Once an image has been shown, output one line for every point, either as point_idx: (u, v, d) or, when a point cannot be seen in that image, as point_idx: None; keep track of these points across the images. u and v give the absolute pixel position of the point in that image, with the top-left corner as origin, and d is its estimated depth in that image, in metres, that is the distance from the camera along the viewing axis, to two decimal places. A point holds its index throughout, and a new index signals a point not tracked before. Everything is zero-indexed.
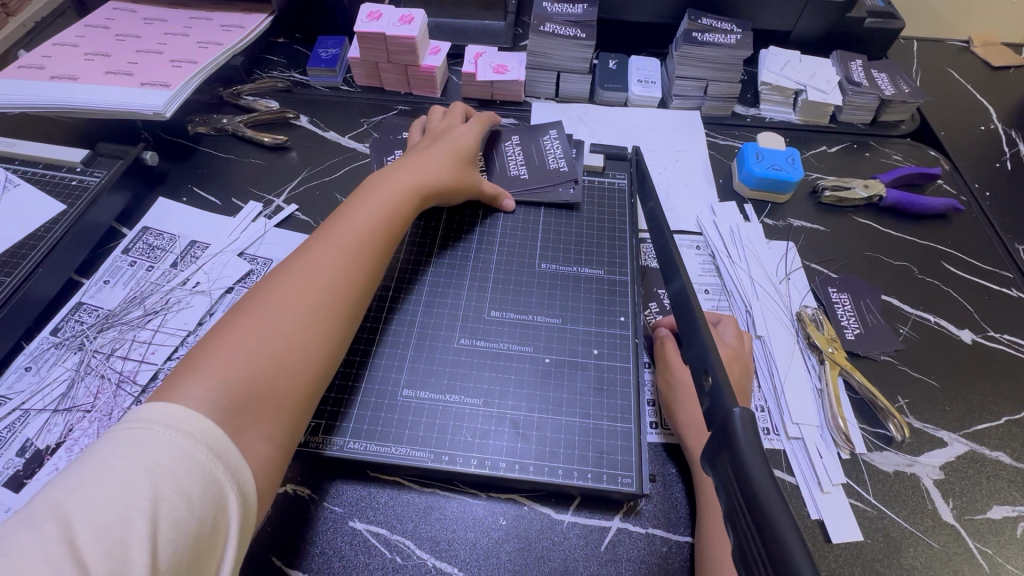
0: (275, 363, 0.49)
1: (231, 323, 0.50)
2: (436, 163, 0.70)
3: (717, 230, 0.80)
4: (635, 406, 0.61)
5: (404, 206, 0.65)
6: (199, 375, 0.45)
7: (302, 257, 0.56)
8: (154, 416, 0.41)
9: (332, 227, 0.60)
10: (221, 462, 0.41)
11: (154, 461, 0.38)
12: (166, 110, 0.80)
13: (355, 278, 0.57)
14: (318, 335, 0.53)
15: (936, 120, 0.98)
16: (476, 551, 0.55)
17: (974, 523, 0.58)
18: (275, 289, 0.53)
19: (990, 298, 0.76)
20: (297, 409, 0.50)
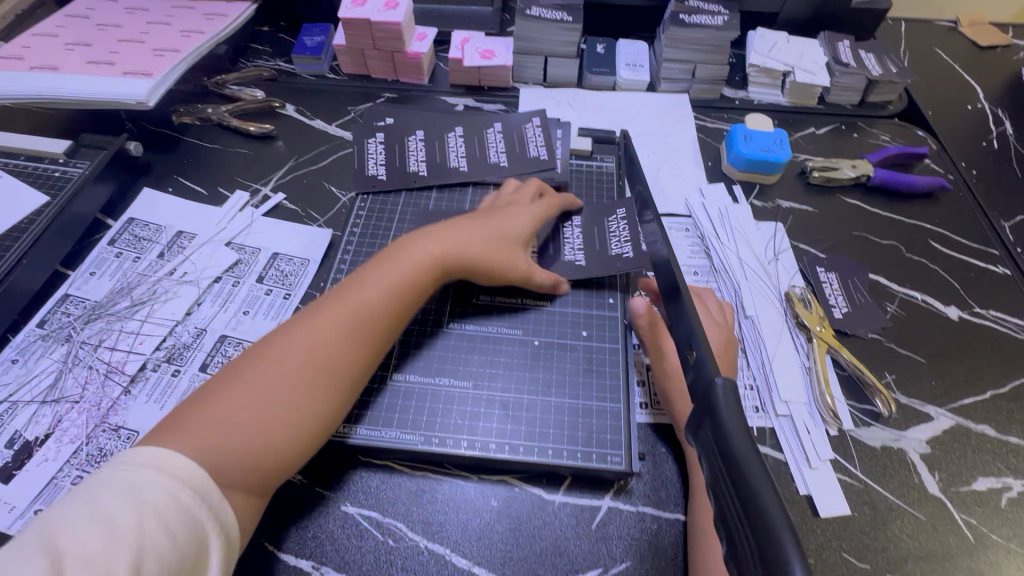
0: (257, 443, 0.47)
1: (225, 385, 0.49)
2: (477, 238, 0.63)
3: (706, 212, 0.80)
4: (624, 386, 0.62)
5: (424, 282, 0.59)
6: (185, 434, 0.45)
7: (313, 331, 0.53)
8: (143, 458, 0.42)
9: (351, 297, 0.56)
10: (206, 505, 0.43)
11: (142, 502, 0.40)
12: (150, 99, 0.79)
13: (355, 357, 0.53)
14: (306, 414, 0.50)
15: (924, 99, 0.98)
16: (468, 532, 0.56)
17: (960, 494, 0.59)
18: (273, 354, 0.51)
19: (976, 275, 0.76)
20: (275, 480, 0.49)
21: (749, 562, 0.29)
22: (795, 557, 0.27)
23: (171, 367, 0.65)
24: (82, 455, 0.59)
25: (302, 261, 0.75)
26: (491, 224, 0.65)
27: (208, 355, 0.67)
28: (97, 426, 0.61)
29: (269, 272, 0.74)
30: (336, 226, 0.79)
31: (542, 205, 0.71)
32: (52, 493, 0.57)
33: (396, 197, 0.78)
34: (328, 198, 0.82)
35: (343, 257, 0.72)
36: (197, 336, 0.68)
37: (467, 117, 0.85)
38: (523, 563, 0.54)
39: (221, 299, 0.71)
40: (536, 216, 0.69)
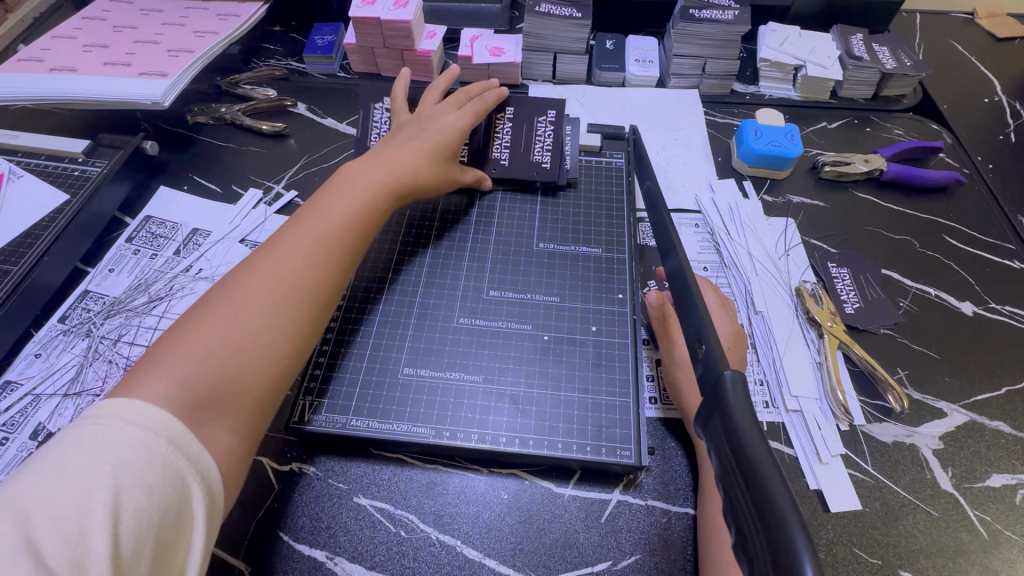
0: (230, 367, 0.48)
1: (187, 323, 0.50)
2: (412, 162, 0.68)
3: (715, 208, 0.80)
4: (633, 380, 0.62)
5: (371, 206, 0.64)
6: (157, 371, 0.46)
7: (264, 260, 0.56)
8: (107, 413, 0.41)
9: (297, 225, 0.59)
10: (185, 455, 0.42)
11: (114, 457, 0.39)
12: (165, 99, 0.81)
13: (316, 277, 0.57)
14: (273, 331, 0.52)
15: (938, 93, 0.97)
16: (479, 524, 0.56)
17: (974, 491, 0.58)
18: (231, 291, 0.53)
19: (992, 271, 0.75)
20: (257, 404, 0.50)
21: (759, 553, 0.29)
22: (804, 551, 0.27)
23: None
24: None
25: None
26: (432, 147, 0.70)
27: None
28: None
29: None
30: None
31: (479, 101, 0.76)
32: None
33: None
34: None
35: None
36: None
37: None
38: (533, 554, 0.55)
39: None
40: (465, 126, 0.73)
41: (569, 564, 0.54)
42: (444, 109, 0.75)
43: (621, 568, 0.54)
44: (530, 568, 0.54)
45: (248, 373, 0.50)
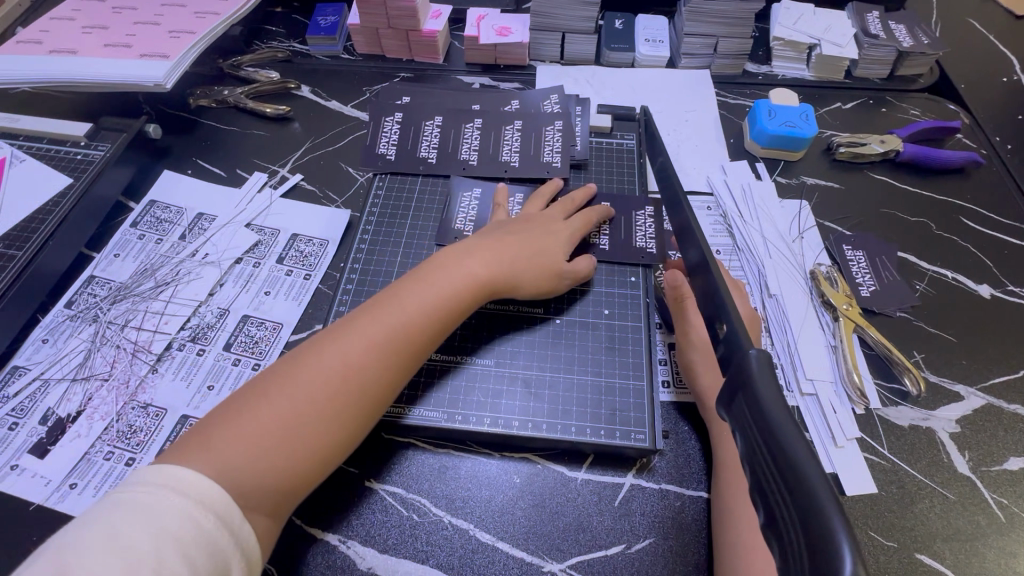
0: (270, 455, 0.47)
1: (245, 403, 0.49)
2: (514, 270, 0.62)
3: (728, 190, 0.79)
4: (646, 364, 0.61)
5: (453, 313, 0.58)
6: (206, 454, 0.45)
7: (332, 344, 0.53)
8: (159, 478, 0.42)
9: (377, 310, 0.55)
10: (228, 531, 0.43)
11: (160, 528, 0.40)
12: (167, 81, 0.80)
13: (375, 370, 0.52)
14: (321, 429, 0.49)
15: (955, 72, 0.95)
16: (492, 508, 0.56)
17: (991, 474, 0.58)
18: (294, 362, 0.52)
19: (1010, 253, 0.74)
20: (291, 495, 0.48)
21: (792, 535, 0.28)
22: (841, 535, 0.26)
23: (196, 347, 0.66)
24: (113, 432, 0.60)
25: (322, 242, 0.75)
26: (537, 245, 0.64)
27: (231, 335, 0.67)
28: (126, 404, 0.62)
29: (289, 253, 0.74)
30: (354, 206, 0.79)
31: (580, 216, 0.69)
32: (85, 469, 0.58)
33: (414, 178, 0.77)
34: (346, 178, 0.82)
35: (361, 239, 0.72)
36: (220, 316, 0.69)
37: (484, 95, 0.83)
38: (546, 538, 0.54)
39: (243, 280, 0.72)
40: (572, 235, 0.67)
41: (583, 548, 0.54)
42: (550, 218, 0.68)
43: (634, 552, 0.53)
44: (544, 551, 0.54)
45: (288, 462, 0.47)
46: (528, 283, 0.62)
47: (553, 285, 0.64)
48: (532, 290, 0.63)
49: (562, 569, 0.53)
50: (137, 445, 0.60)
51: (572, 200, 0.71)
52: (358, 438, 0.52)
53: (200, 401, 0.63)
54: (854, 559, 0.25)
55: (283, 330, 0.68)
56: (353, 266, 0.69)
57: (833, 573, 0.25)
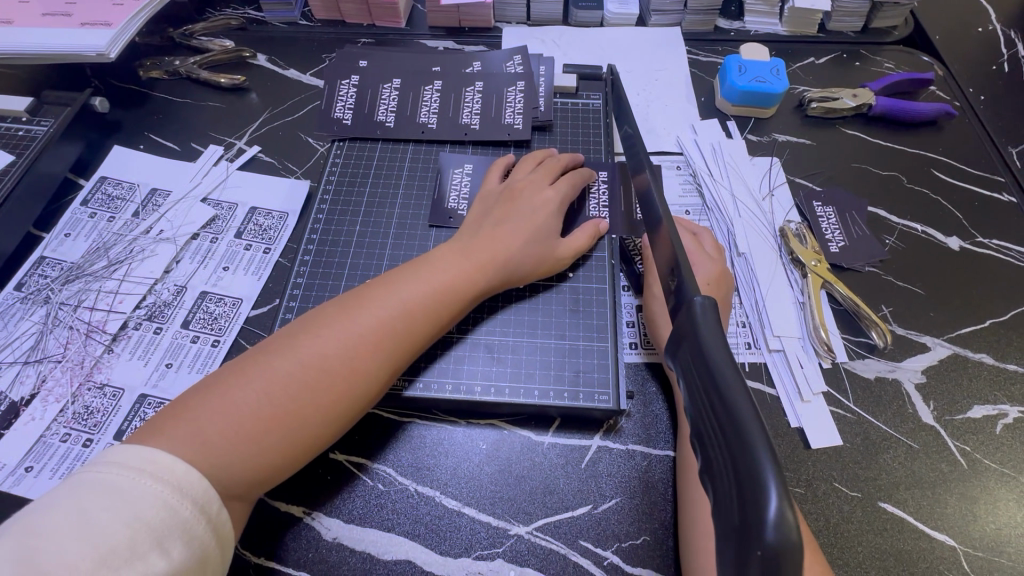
0: (243, 441, 0.45)
1: (230, 379, 0.48)
2: (506, 248, 0.59)
3: (698, 149, 0.77)
4: (612, 325, 0.61)
5: (450, 311, 0.56)
6: (180, 428, 0.44)
7: (327, 331, 0.51)
8: (135, 461, 0.41)
9: (377, 299, 0.54)
10: (206, 519, 0.41)
11: (135, 516, 0.38)
12: (111, 50, 0.76)
13: (369, 366, 0.51)
14: (302, 420, 0.48)
15: (931, 23, 0.92)
16: (457, 474, 0.56)
17: (955, 423, 0.58)
18: (287, 345, 0.50)
19: (980, 204, 0.73)
20: (262, 485, 0.47)
21: (723, 476, 0.29)
22: (769, 472, 0.26)
23: (153, 325, 0.64)
24: (68, 414, 0.59)
25: (281, 215, 0.73)
26: (529, 226, 0.61)
27: (189, 312, 0.66)
28: (82, 384, 0.61)
29: (247, 227, 0.72)
30: (314, 177, 0.76)
31: (566, 181, 0.66)
32: (41, 452, 0.57)
33: (373, 145, 0.74)
34: (305, 148, 0.79)
35: (319, 210, 0.69)
36: (177, 294, 0.67)
37: (445, 57, 0.80)
38: (512, 502, 0.54)
39: (200, 256, 0.70)
40: (561, 204, 0.64)
41: (549, 510, 0.54)
42: (540, 188, 0.65)
43: (601, 512, 0.53)
44: (511, 515, 0.53)
45: (270, 452, 0.46)
46: (521, 268, 0.60)
47: (546, 269, 0.61)
48: (526, 273, 0.60)
49: (528, 531, 0.53)
50: (94, 426, 0.58)
51: (558, 164, 0.68)
52: (343, 430, 0.51)
53: (159, 379, 0.61)
54: (778, 491, 0.26)
55: (242, 306, 0.66)
56: (311, 238, 0.67)
57: (760, 509, 0.26)
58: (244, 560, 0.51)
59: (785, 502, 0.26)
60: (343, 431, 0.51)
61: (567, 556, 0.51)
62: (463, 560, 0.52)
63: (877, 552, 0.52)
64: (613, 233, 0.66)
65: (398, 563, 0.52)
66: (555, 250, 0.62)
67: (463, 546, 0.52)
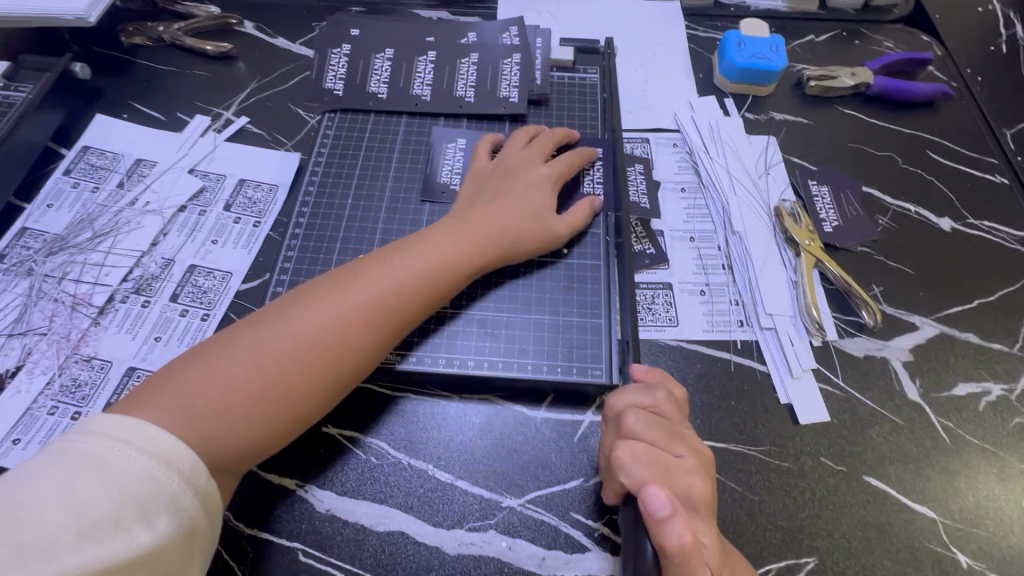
0: (231, 414, 0.45)
1: (218, 351, 0.47)
2: (502, 225, 0.59)
3: (695, 125, 0.76)
4: (605, 302, 0.61)
5: (444, 287, 0.55)
6: (167, 400, 0.44)
7: (317, 305, 0.50)
8: (122, 432, 0.40)
9: (368, 274, 0.53)
10: (193, 491, 0.41)
11: (121, 488, 0.38)
12: (90, 14, 0.73)
13: (360, 340, 0.50)
14: (291, 394, 0.47)
15: (931, 1, 0.91)
16: (450, 449, 0.56)
17: (939, 400, 0.59)
18: (278, 317, 0.49)
19: (973, 186, 0.74)
20: (250, 459, 0.47)
21: None
22: None
23: (141, 299, 0.63)
24: (55, 386, 0.58)
25: (271, 187, 0.72)
26: (525, 203, 0.61)
27: (178, 285, 0.65)
28: (68, 357, 0.60)
29: (236, 200, 0.70)
30: (305, 150, 0.75)
31: (562, 161, 0.65)
32: (29, 424, 0.56)
33: (365, 117, 0.73)
34: (294, 120, 0.77)
35: (310, 183, 0.68)
36: (165, 267, 0.66)
37: (440, 27, 0.78)
38: (504, 475, 0.55)
39: (188, 229, 0.68)
40: (556, 183, 0.63)
41: (540, 483, 0.54)
42: (534, 165, 0.64)
43: (592, 484, 0.54)
44: (503, 488, 0.54)
45: (259, 424, 0.46)
46: (519, 246, 0.59)
47: (543, 245, 0.61)
48: (523, 251, 0.60)
49: (520, 503, 0.53)
50: (83, 399, 0.58)
51: (553, 141, 0.67)
52: (332, 405, 0.51)
53: (147, 352, 0.60)
54: None
55: (232, 280, 0.65)
56: (301, 212, 0.66)
57: None
58: (237, 531, 0.52)
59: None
60: (332, 404, 0.50)
61: (558, 527, 0.52)
62: (456, 532, 0.52)
63: (860, 524, 0.53)
64: (609, 211, 0.66)
65: (391, 534, 0.52)
66: (553, 228, 0.61)
67: (456, 518, 0.53)
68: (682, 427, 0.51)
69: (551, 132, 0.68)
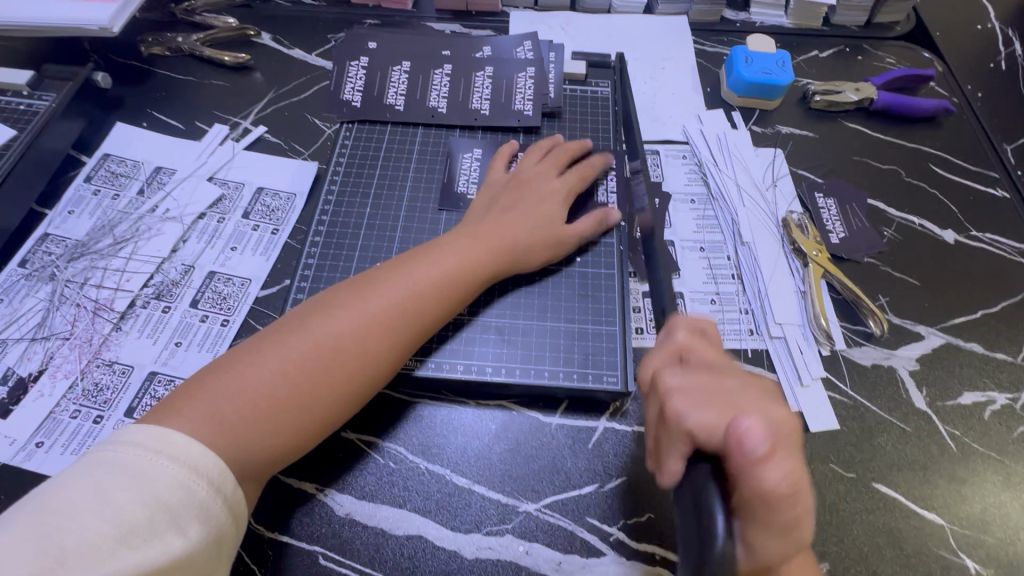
0: (260, 422, 0.46)
1: (244, 361, 0.48)
2: (517, 233, 0.60)
3: (704, 139, 0.78)
4: (620, 310, 0.62)
5: (461, 292, 0.57)
6: (196, 408, 0.45)
7: (339, 313, 0.51)
8: (153, 441, 0.41)
9: (388, 281, 0.54)
10: (221, 499, 0.42)
11: (153, 495, 0.39)
12: (113, 25, 0.74)
13: (382, 346, 0.51)
14: (316, 401, 0.48)
15: (932, 20, 0.94)
16: (467, 454, 0.57)
17: (945, 408, 0.60)
18: (301, 326, 0.50)
19: (975, 200, 0.75)
20: (276, 465, 0.48)
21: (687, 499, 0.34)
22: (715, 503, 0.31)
23: (161, 304, 0.64)
24: (77, 390, 0.59)
25: (289, 196, 0.73)
26: (539, 213, 0.62)
27: (198, 291, 0.66)
28: (90, 361, 0.61)
29: (255, 208, 0.71)
30: (321, 159, 0.76)
31: (576, 173, 0.67)
32: (52, 428, 0.57)
33: (382, 128, 0.74)
34: (312, 129, 0.78)
35: (328, 191, 0.69)
36: (186, 273, 0.67)
37: (454, 41, 0.80)
38: (521, 480, 0.55)
39: (207, 236, 0.69)
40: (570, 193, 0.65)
41: (556, 488, 0.55)
42: (548, 175, 0.66)
43: (607, 490, 0.55)
44: (520, 493, 0.55)
45: (286, 431, 0.47)
46: (533, 253, 0.61)
47: (555, 252, 0.62)
48: (537, 259, 0.61)
49: (537, 508, 0.54)
50: (104, 403, 0.58)
51: (567, 152, 0.68)
52: (355, 410, 0.52)
53: (168, 357, 0.61)
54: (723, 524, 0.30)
55: (251, 286, 0.66)
56: (320, 220, 0.67)
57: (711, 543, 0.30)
58: (258, 534, 0.52)
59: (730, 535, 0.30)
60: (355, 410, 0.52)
61: (575, 531, 0.53)
62: (474, 536, 0.53)
63: (870, 530, 0.54)
64: (621, 220, 0.67)
65: (410, 539, 0.53)
66: (565, 238, 0.62)
67: (474, 522, 0.54)
68: (720, 364, 0.45)
69: (566, 144, 0.70)
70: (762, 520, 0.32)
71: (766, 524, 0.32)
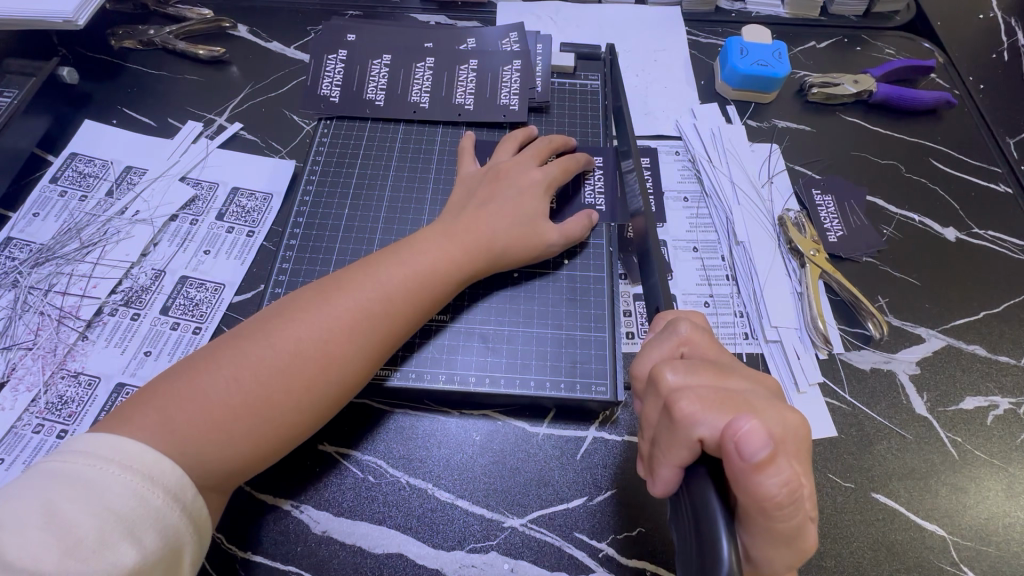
0: (215, 431, 0.43)
1: (200, 367, 0.45)
2: (492, 230, 0.57)
3: (697, 134, 0.75)
4: (609, 315, 0.59)
5: (431, 294, 0.54)
6: (148, 417, 0.42)
7: (302, 317, 0.49)
8: (104, 449, 0.39)
9: (353, 282, 0.52)
10: (179, 507, 0.39)
11: (101, 505, 0.36)
12: (78, 17, 0.71)
13: (348, 351, 0.49)
14: (276, 408, 0.45)
15: (933, 9, 0.91)
16: (450, 467, 0.54)
17: (947, 414, 0.58)
18: (262, 330, 0.48)
19: (977, 196, 0.73)
20: (237, 477, 0.45)
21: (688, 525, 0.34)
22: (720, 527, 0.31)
23: (130, 311, 0.62)
24: (40, 403, 0.56)
25: (265, 196, 0.70)
26: (514, 208, 0.59)
27: (168, 297, 0.63)
28: (55, 372, 0.58)
29: (229, 210, 0.68)
30: (299, 157, 0.73)
31: (557, 166, 0.63)
32: (13, 443, 0.54)
33: (362, 125, 0.71)
34: (290, 127, 0.75)
35: (305, 192, 0.66)
36: (156, 278, 0.64)
37: (438, 32, 0.76)
38: (506, 494, 0.53)
39: (179, 239, 0.66)
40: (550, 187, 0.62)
41: (543, 502, 0.53)
42: (528, 170, 0.63)
43: (595, 504, 0.53)
44: (504, 507, 0.53)
45: (244, 441, 0.44)
46: (509, 252, 0.58)
47: (536, 253, 0.59)
48: (514, 258, 0.58)
49: (523, 523, 0.52)
50: (69, 417, 0.56)
51: (548, 146, 0.65)
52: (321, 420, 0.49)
53: (137, 367, 0.59)
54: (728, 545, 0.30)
55: (225, 291, 0.63)
56: (296, 221, 0.64)
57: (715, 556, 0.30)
58: (229, 553, 0.50)
59: (734, 548, 0.30)
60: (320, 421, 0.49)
61: (562, 547, 0.51)
62: (456, 553, 0.51)
63: (868, 542, 0.52)
64: (610, 221, 0.65)
65: (389, 557, 0.50)
66: (547, 238, 0.59)
67: (456, 539, 0.51)
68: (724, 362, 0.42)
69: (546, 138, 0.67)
70: (758, 524, 0.32)
71: (761, 529, 0.32)
